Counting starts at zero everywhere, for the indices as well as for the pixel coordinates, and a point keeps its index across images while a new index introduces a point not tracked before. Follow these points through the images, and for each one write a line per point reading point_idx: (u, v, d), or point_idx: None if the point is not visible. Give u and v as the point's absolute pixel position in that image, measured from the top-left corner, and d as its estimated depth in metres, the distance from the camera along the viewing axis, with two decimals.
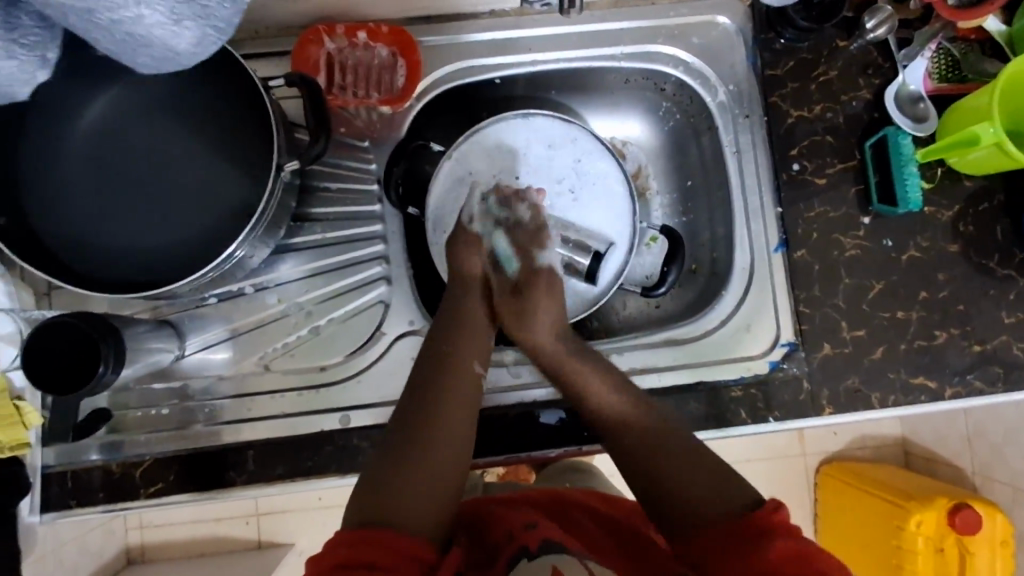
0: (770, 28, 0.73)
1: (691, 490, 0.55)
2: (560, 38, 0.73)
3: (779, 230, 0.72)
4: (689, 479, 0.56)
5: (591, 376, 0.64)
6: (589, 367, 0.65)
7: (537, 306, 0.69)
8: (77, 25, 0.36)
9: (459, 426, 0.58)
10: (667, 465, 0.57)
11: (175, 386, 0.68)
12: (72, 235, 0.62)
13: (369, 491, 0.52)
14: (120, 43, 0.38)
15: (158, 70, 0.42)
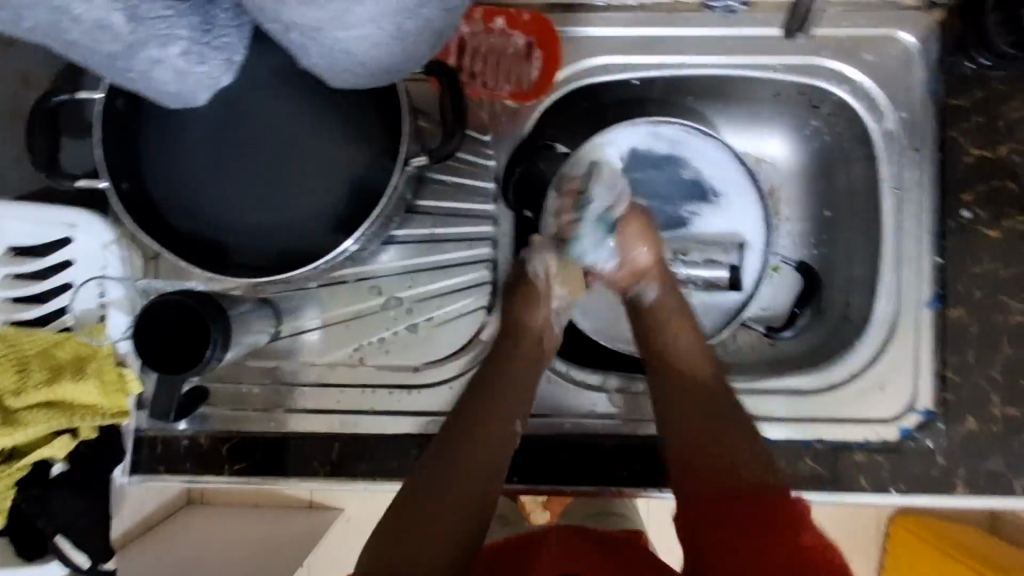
0: (961, 52, 0.64)
1: (734, 453, 0.55)
2: (714, 42, 0.66)
3: (934, 285, 0.64)
4: (735, 447, 0.55)
5: (686, 335, 0.64)
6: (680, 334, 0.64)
7: (634, 245, 0.66)
8: (299, 40, 0.41)
9: (485, 456, 0.55)
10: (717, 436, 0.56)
11: (268, 366, 0.67)
12: (186, 208, 0.61)
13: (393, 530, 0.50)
14: (329, 56, 0.42)
15: (357, 79, 0.48)
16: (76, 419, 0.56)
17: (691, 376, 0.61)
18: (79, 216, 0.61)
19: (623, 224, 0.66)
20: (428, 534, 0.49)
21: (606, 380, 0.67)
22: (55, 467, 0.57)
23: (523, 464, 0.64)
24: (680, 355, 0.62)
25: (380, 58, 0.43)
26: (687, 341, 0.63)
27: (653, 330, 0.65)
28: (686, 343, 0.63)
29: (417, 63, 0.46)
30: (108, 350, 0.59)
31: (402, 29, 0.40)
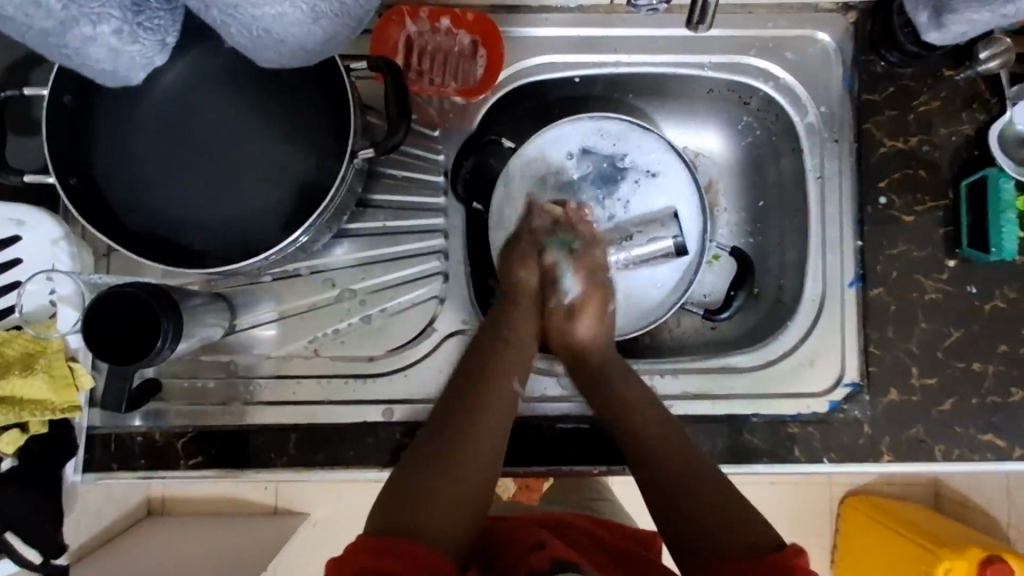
0: (873, 50, 0.69)
1: (700, 508, 0.55)
2: (649, 41, 0.70)
3: (856, 266, 0.69)
4: (683, 507, 0.55)
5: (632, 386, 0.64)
6: (625, 375, 0.65)
7: (581, 323, 0.68)
8: (220, 18, 0.44)
9: (489, 433, 0.58)
10: (665, 503, 0.57)
11: (222, 361, 0.68)
12: (137, 203, 0.61)
13: (397, 500, 0.52)
14: (251, 35, 0.45)
15: (280, 63, 0.51)
16: (25, 413, 0.56)
17: (639, 416, 0.62)
18: (31, 213, 0.62)
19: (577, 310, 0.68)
20: (418, 519, 0.51)
21: (556, 363, 0.71)
22: (4, 461, 0.56)
23: None
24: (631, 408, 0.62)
25: (303, 40, 0.47)
26: (635, 402, 0.63)
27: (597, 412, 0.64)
28: (637, 393, 0.63)
29: (336, 44, 0.50)
30: (58, 345, 0.59)
31: (317, 9, 0.44)
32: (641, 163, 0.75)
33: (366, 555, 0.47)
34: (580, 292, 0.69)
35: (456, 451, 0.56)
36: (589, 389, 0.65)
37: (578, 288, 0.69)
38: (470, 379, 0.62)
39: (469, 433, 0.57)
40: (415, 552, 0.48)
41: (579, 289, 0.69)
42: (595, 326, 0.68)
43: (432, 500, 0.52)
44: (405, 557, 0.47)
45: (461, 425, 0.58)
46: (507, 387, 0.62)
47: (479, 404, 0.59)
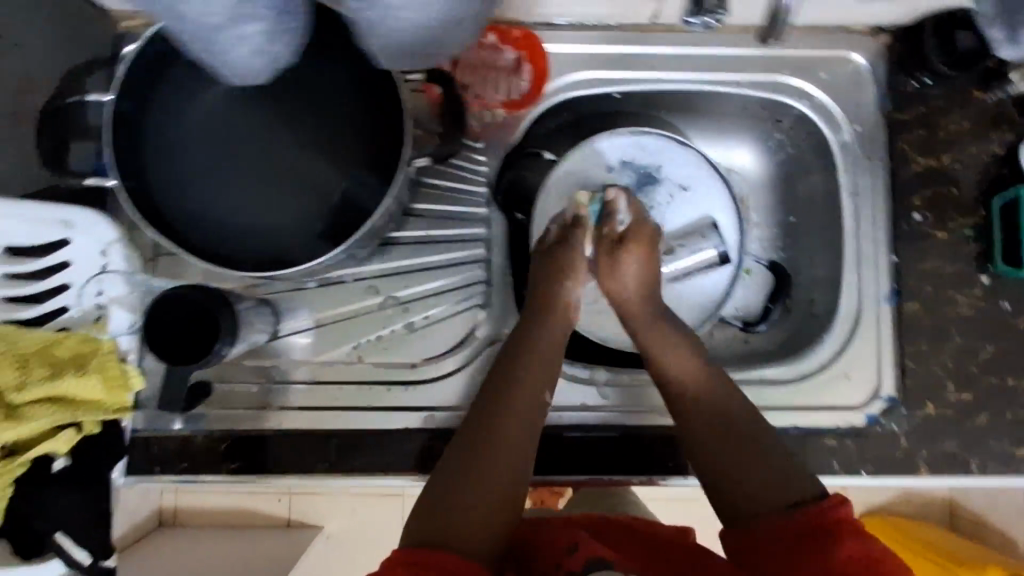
0: (904, 71, 0.71)
1: (739, 469, 0.56)
2: (688, 60, 0.72)
3: (891, 281, 0.70)
4: (725, 465, 0.57)
5: (678, 340, 0.65)
6: (669, 333, 0.65)
7: (626, 259, 0.67)
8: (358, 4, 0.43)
9: (515, 433, 0.57)
10: (705, 456, 0.58)
11: (264, 367, 0.68)
12: (191, 209, 0.63)
13: (429, 508, 0.52)
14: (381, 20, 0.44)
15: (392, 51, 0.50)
16: (79, 413, 0.57)
17: (682, 388, 0.62)
18: (88, 216, 0.63)
19: (623, 248, 0.68)
20: (450, 528, 0.51)
21: (595, 373, 0.70)
22: (58, 461, 0.57)
23: None
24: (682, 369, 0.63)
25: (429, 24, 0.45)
26: (682, 364, 0.63)
27: (641, 342, 0.66)
28: (687, 371, 0.63)
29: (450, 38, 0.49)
30: (110, 346, 0.60)
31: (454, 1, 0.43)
32: (677, 178, 0.77)
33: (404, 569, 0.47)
34: (631, 222, 0.69)
35: (483, 445, 0.55)
36: (632, 320, 0.68)
37: (630, 216, 0.69)
38: (499, 374, 0.61)
39: (494, 437, 0.56)
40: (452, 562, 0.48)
41: (631, 219, 0.69)
42: (646, 257, 0.68)
43: (462, 507, 0.52)
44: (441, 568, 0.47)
45: (486, 425, 0.57)
46: (536, 391, 0.60)
47: (500, 405, 0.58)
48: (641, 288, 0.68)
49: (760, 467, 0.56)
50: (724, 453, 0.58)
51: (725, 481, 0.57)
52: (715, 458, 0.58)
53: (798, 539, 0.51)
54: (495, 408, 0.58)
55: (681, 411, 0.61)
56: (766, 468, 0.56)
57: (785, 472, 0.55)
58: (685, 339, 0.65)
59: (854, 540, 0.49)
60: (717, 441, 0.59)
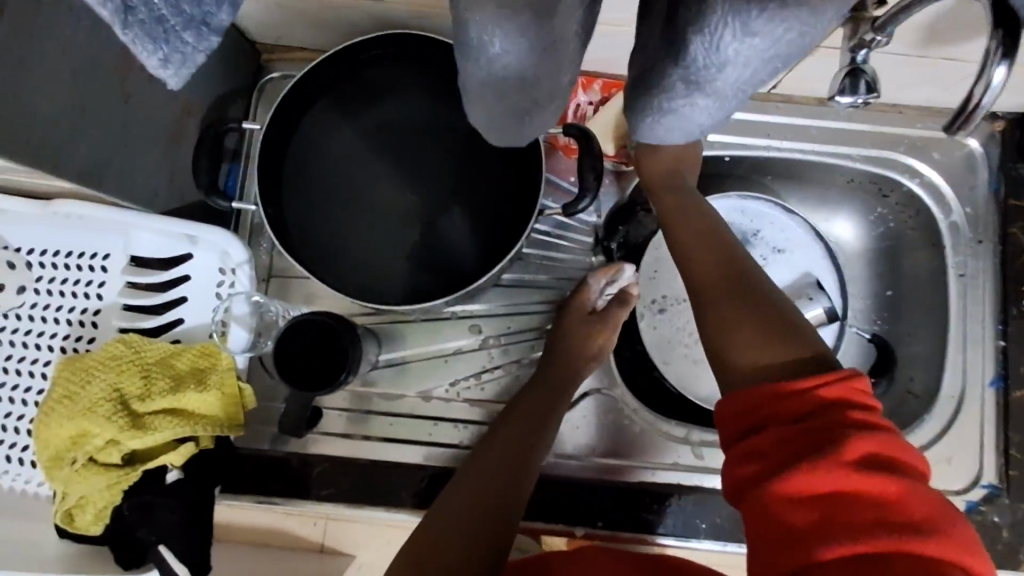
0: (1020, 159, 0.72)
1: (726, 332, 0.50)
2: (801, 130, 0.73)
3: (997, 366, 0.69)
4: (715, 319, 0.52)
5: (702, 222, 0.59)
6: (690, 212, 0.60)
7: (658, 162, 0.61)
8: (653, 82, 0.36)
9: (512, 456, 0.59)
10: (703, 310, 0.53)
11: (362, 394, 0.69)
12: (316, 237, 0.65)
13: (422, 539, 0.53)
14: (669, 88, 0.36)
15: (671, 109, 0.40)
16: (196, 426, 0.58)
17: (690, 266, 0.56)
18: (220, 237, 0.64)
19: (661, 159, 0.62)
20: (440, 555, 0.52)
21: (690, 432, 0.68)
22: (170, 473, 0.58)
23: (608, 511, 0.65)
24: (694, 245, 0.57)
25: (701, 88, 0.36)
26: (697, 247, 0.57)
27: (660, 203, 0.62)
28: (701, 256, 0.56)
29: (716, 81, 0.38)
30: (228, 362, 0.61)
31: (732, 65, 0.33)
32: (773, 241, 0.78)
33: None
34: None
35: (483, 472, 0.57)
36: (661, 199, 0.62)
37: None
38: (517, 408, 0.63)
39: (483, 466, 0.58)
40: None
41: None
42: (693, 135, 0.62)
43: (453, 517, 0.54)
44: None
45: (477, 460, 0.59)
46: (538, 420, 0.62)
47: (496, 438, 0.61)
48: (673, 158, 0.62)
49: (749, 326, 0.50)
50: (719, 322, 0.51)
51: (716, 343, 0.51)
52: (705, 313, 0.53)
53: (798, 413, 0.42)
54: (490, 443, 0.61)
55: (688, 277, 0.56)
56: (756, 331, 0.49)
57: (783, 346, 0.47)
58: (709, 214, 0.60)
59: (861, 430, 0.40)
60: (710, 311, 0.52)
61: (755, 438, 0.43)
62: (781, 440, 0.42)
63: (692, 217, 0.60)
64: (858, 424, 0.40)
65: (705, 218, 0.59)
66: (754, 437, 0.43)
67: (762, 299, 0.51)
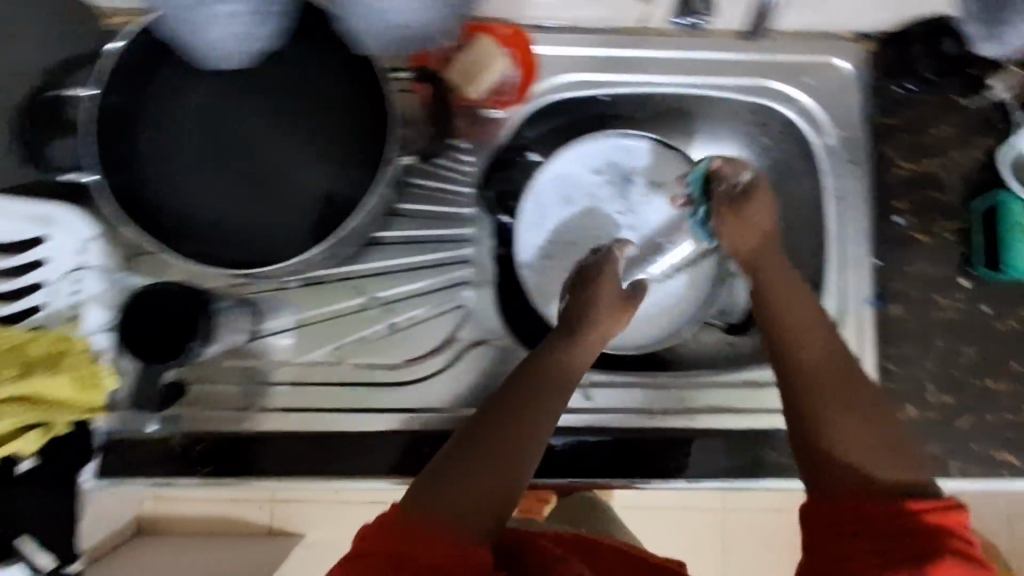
0: (890, 77, 0.71)
1: (835, 408, 0.53)
2: (675, 63, 0.71)
3: (873, 284, 0.71)
4: (838, 412, 0.53)
5: (798, 289, 0.61)
6: (786, 277, 0.62)
7: (755, 210, 0.63)
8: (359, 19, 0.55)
9: (526, 420, 0.56)
10: (819, 406, 0.54)
11: (241, 367, 0.67)
12: (169, 208, 0.63)
13: (425, 488, 0.50)
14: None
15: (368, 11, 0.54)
16: (51, 411, 0.56)
17: (782, 331, 0.59)
18: (61, 212, 0.60)
19: (749, 198, 0.64)
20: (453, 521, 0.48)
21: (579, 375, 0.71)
22: (24, 463, 0.57)
23: None
24: (796, 313, 0.59)
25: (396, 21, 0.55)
26: (800, 315, 0.59)
27: (761, 282, 0.62)
28: (815, 349, 0.57)
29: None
30: (84, 345, 0.59)
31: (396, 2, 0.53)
32: (653, 175, 0.74)
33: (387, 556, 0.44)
34: (751, 178, 0.65)
35: (500, 428, 0.54)
36: (762, 271, 0.63)
37: (751, 175, 0.65)
38: (517, 380, 0.59)
39: (511, 427, 0.55)
40: (431, 535, 0.46)
41: (751, 176, 0.65)
42: (770, 204, 0.64)
43: (466, 484, 0.50)
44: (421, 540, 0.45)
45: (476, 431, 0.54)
46: (555, 393, 0.58)
47: (515, 401, 0.57)
48: (766, 229, 0.64)
49: (871, 436, 0.52)
50: (828, 400, 0.54)
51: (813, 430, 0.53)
52: (824, 399, 0.54)
53: (914, 531, 0.46)
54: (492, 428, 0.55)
55: (792, 360, 0.57)
56: (868, 432, 0.52)
57: (890, 444, 0.51)
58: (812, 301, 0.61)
59: (954, 559, 0.44)
60: (829, 380, 0.55)
61: (851, 539, 0.47)
62: (883, 549, 0.46)
63: (791, 284, 0.61)
64: (957, 550, 0.45)
65: (806, 292, 0.61)
66: (845, 538, 0.48)
67: (872, 391, 0.54)
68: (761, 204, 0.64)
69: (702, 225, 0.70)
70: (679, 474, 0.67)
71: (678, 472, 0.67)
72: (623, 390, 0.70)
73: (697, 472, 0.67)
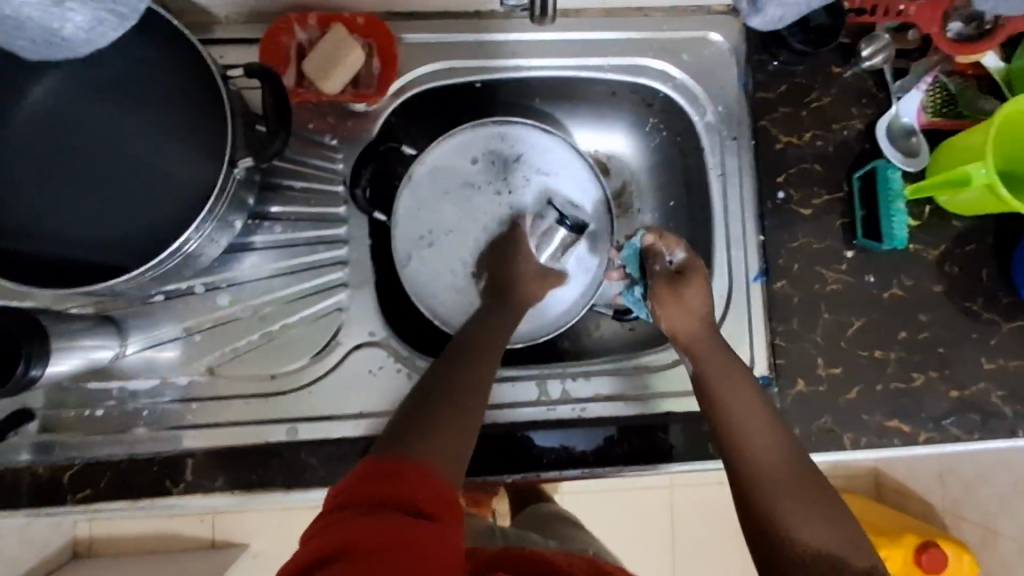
0: (765, 49, 0.71)
1: (793, 499, 0.50)
2: (547, 45, 0.70)
3: (760, 260, 0.70)
4: (782, 497, 0.51)
5: (742, 382, 0.60)
6: (737, 379, 0.60)
7: (690, 290, 0.66)
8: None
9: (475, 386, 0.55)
10: (767, 498, 0.51)
11: (113, 387, 0.65)
12: (2, 223, 0.58)
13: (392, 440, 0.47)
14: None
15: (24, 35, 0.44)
16: None
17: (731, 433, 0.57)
18: None
19: (686, 282, 0.66)
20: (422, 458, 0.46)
21: None
22: None
23: None
24: (744, 414, 0.58)
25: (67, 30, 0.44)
26: (748, 410, 0.58)
27: (699, 373, 0.62)
28: (757, 435, 0.56)
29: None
30: None
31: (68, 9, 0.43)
32: (536, 163, 0.75)
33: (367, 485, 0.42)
34: (683, 257, 0.69)
35: (453, 386, 0.54)
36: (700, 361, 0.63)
37: (685, 253, 0.69)
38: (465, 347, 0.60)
39: (457, 386, 0.54)
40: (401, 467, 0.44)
41: (684, 256, 0.69)
42: (706, 288, 0.66)
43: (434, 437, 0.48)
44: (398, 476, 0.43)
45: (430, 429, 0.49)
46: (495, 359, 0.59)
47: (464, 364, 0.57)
48: (701, 322, 0.65)
49: (822, 520, 0.48)
50: (786, 492, 0.51)
51: (766, 535, 0.49)
52: (770, 485, 0.52)
53: None
54: (441, 426, 0.49)
55: (743, 457, 0.55)
56: (814, 515, 0.49)
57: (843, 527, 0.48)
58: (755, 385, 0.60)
59: None
60: (781, 475, 0.52)
61: None
62: None
63: (737, 380, 0.60)
64: None
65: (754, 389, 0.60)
66: None
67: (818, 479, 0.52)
68: (692, 294, 0.66)
69: (637, 301, 0.73)
70: (572, 465, 0.66)
71: (571, 464, 0.66)
72: (514, 384, 0.69)
73: (589, 462, 0.66)
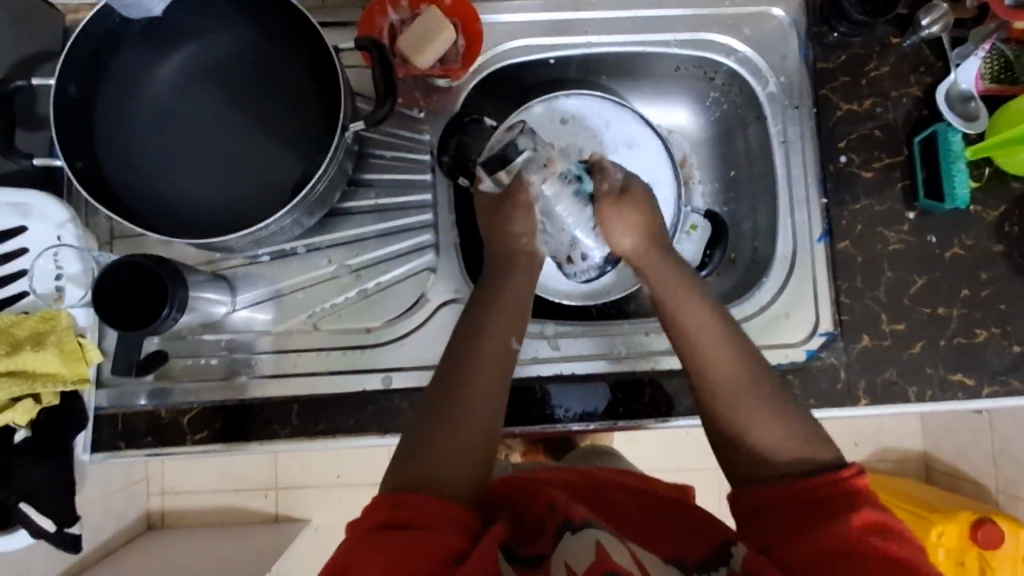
0: (824, 22, 0.75)
1: (761, 423, 0.56)
2: (616, 22, 0.75)
3: (823, 221, 0.73)
4: (749, 412, 0.57)
5: (693, 301, 0.62)
6: (693, 298, 0.62)
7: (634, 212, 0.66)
8: None
9: (494, 353, 0.58)
10: (746, 418, 0.57)
11: (224, 338, 0.70)
12: (136, 190, 0.65)
13: (409, 455, 0.53)
14: None
15: None
16: (37, 385, 0.61)
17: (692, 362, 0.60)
18: (44, 203, 0.65)
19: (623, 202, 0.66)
20: (433, 468, 0.52)
21: (545, 327, 0.74)
22: (17, 432, 0.63)
23: None
24: (699, 338, 0.60)
25: None
26: (708, 330, 0.60)
27: (655, 293, 0.64)
28: (720, 356, 0.59)
29: None
30: (67, 322, 0.63)
31: None
32: (617, 136, 0.81)
33: (382, 511, 0.48)
34: (623, 178, 0.68)
35: (458, 362, 0.58)
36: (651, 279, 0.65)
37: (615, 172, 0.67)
38: (473, 317, 0.61)
39: (468, 364, 0.57)
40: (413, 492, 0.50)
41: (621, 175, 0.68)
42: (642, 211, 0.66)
43: (447, 436, 0.53)
44: (413, 504, 0.48)
45: (448, 416, 0.55)
46: (508, 333, 0.60)
47: (469, 335, 0.60)
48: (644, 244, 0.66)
49: (791, 426, 0.56)
50: (747, 416, 0.57)
51: (746, 446, 0.56)
52: (742, 413, 0.57)
53: (814, 499, 0.52)
54: (461, 407, 0.55)
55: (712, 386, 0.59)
56: (784, 423, 0.56)
57: (796, 443, 0.56)
58: (710, 303, 0.62)
59: (857, 512, 0.49)
60: (738, 400, 0.58)
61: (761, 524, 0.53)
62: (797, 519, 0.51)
63: (693, 301, 0.62)
64: (861, 505, 0.50)
65: (713, 308, 0.62)
66: (778, 518, 0.52)
67: (776, 396, 0.58)
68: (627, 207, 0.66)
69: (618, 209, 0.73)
70: (644, 413, 0.70)
71: (644, 413, 0.70)
72: (586, 340, 0.73)
73: (659, 411, 0.70)
